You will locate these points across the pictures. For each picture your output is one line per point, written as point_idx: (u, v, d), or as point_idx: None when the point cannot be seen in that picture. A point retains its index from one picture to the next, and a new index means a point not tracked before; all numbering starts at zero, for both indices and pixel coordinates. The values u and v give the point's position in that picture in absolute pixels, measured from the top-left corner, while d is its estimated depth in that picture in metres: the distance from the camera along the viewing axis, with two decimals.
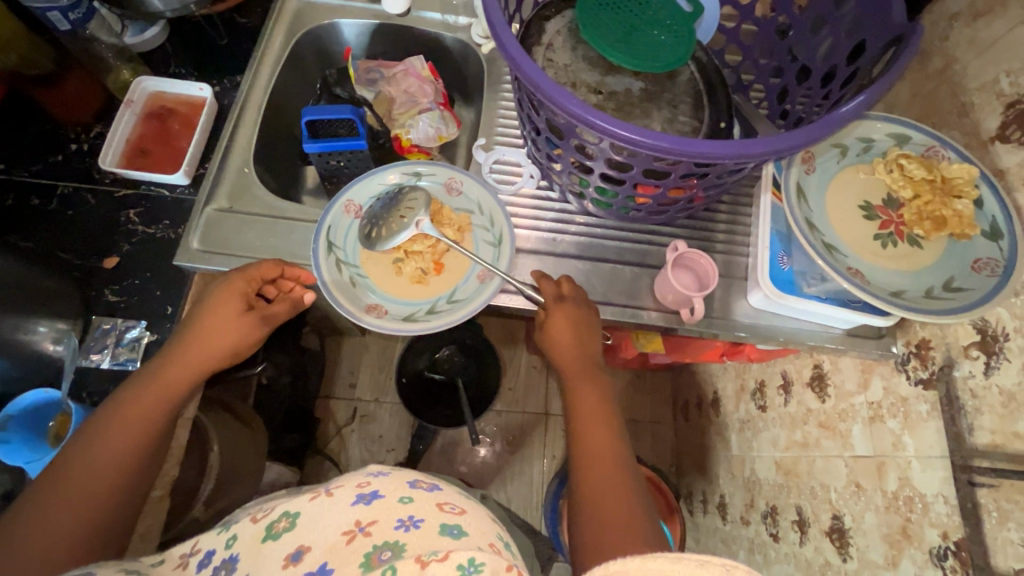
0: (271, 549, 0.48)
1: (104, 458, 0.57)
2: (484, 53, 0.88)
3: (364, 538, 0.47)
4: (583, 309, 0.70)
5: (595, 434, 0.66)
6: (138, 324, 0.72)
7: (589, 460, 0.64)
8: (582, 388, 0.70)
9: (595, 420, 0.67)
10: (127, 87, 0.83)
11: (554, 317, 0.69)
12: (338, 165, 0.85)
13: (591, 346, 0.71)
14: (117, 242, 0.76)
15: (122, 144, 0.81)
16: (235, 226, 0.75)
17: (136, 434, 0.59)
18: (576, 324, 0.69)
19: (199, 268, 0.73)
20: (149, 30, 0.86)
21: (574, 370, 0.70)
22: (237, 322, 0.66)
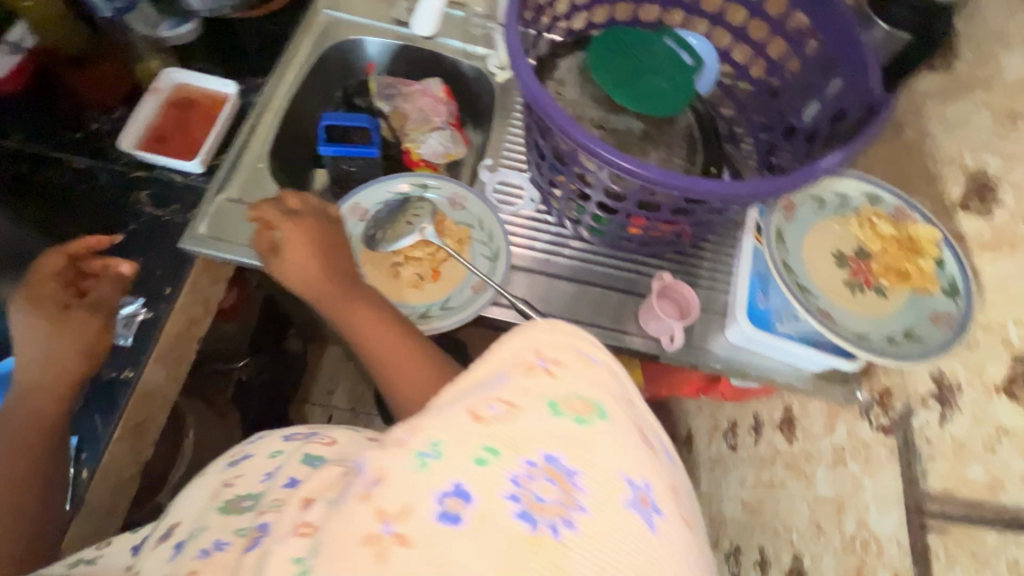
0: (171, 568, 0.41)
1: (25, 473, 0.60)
2: (498, 81, 0.94)
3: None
4: (301, 248, 0.69)
5: (394, 352, 0.63)
6: (135, 301, 0.73)
7: (396, 372, 0.62)
8: (364, 318, 0.66)
9: (382, 339, 0.65)
10: (154, 76, 0.86)
11: (291, 243, 0.69)
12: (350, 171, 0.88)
13: (337, 266, 0.70)
14: (124, 221, 0.77)
15: (143, 128, 0.83)
16: (243, 217, 0.80)
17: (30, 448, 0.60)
18: (311, 242, 0.70)
19: (204, 252, 0.77)
20: (183, 26, 0.88)
21: (333, 294, 0.68)
22: (64, 325, 0.65)
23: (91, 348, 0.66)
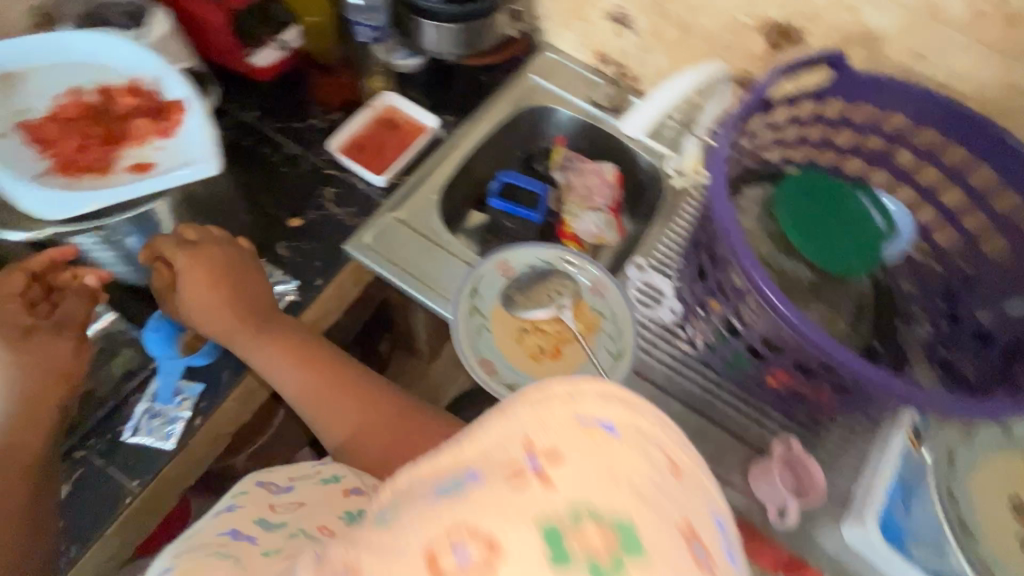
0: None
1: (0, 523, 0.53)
2: (672, 184, 0.95)
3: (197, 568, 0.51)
4: (212, 290, 0.68)
5: (349, 400, 0.68)
6: (291, 282, 0.80)
7: (355, 414, 0.67)
8: (315, 368, 0.69)
9: (330, 388, 0.68)
10: (374, 95, 0.97)
11: (188, 269, 0.68)
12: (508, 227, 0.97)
13: (257, 304, 0.71)
14: (306, 209, 0.86)
15: (350, 133, 0.93)
16: (403, 239, 0.85)
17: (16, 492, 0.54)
18: (212, 262, 0.69)
19: (361, 259, 0.83)
20: (412, 58, 0.98)
21: (234, 326, 0.68)
22: (17, 355, 0.58)
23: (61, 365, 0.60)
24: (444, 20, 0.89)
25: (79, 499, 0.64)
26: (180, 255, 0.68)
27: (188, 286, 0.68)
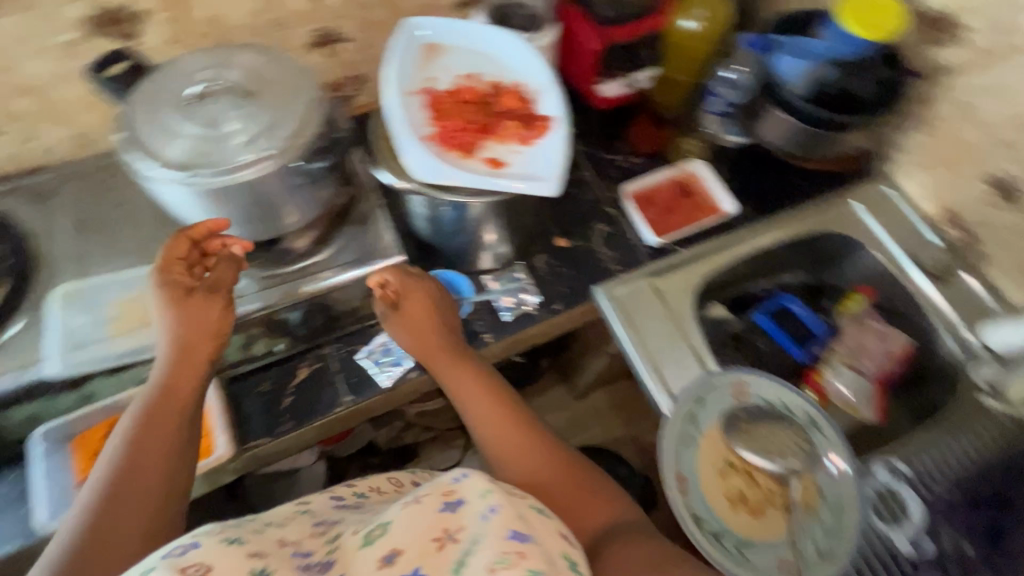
0: (365, 556, 0.52)
1: (145, 474, 0.56)
2: (978, 400, 0.77)
3: (456, 545, 0.51)
4: (427, 320, 0.74)
5: (523, 446, 0.67)
6: (534, 296, 0.83)
7: (529, 461, 0.66)
8: (493, 408, 0.70)
9: (505, 429, 0.68)
10: (683, 156, 0.95)
11: (409, 296, 0.73)
12: (759, 347, 0.90)
13: (452, 338, 0.75)
14: (575, 235, 0.89)
15: (646, 185, 0.93)
16: (650, 307, 0.82)
17: (154, 445, 0.57)
18: (427, 302, 0.74)
19: (604, 306, 0.81)
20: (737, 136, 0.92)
21: (439, 361, 0.73)
22: (180, 309, 0.64)
23: (215, 332, 0.65)
24: (801, 121, 0.82)
25: (311, 390, 0.76)
26: (393, 271, 0.73)
27: (400, 318, 0.74)
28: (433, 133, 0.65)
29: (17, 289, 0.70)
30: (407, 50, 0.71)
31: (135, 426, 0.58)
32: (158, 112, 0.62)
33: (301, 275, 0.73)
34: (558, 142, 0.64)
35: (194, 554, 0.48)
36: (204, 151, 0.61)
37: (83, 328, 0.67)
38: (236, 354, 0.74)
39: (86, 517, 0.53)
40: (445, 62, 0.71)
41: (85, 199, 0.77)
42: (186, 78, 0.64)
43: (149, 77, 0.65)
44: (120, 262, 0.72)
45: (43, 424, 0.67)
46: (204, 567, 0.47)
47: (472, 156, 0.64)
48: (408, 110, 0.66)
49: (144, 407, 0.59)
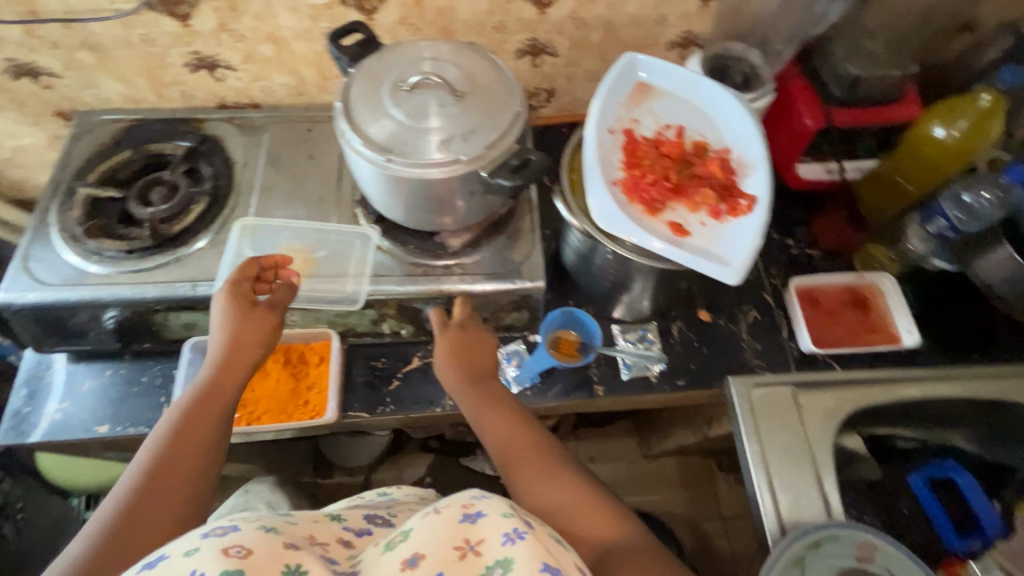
0: (386, 560, 0.48)
1: (174, 479, 0.52)
2: None
3: (477, 559, 0.46)
4: (469, 341, 0.70)
5: (551, 474, 0.59)
6: (660, 362, 0.78)
7: (558, 489, 0.58)
8: (520, 437, 0.63)
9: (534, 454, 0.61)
10: (870, 266, 0.85)
11: (451, 334, 0.70)
12: (902, 512, 0.78)
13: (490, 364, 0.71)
14: (721, 313, 0.83)
15: (819, 283, 0.83)
16: (785, 420, 0.73)
17: (191, 447, 0.55)
18: (472, 342, 0.70)
19: (733, 400, 0.74)
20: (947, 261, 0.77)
21: (469, 398, 0.67)
22: (239, 316, 0.63)
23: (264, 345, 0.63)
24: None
25: (420, 382, 0.77)
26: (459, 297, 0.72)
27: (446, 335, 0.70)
28: (622, 180, 0.61)
29: (210, 208, 0.76)
30: (621, 84, 0.68)
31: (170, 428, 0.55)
32: (377, 90, 0.65)
33: (445, 273, 0.74)
34: (754, 226, 0.58)
35: (231, 535, 0.43)
36: (406, 140, 0.62)
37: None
38: (363, 326, 0.76)
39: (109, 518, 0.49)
40: (655, 106, 0.68)
41: (285, 143, 0.84)
42: (411, 65, 0.66)
43: (378, 54, 0.68)
44: (298, 211, 0.78)
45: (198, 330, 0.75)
46: (246, 551, 0.42)
47: (653, 215, 0.60)
48: (605, 148, 0.63)
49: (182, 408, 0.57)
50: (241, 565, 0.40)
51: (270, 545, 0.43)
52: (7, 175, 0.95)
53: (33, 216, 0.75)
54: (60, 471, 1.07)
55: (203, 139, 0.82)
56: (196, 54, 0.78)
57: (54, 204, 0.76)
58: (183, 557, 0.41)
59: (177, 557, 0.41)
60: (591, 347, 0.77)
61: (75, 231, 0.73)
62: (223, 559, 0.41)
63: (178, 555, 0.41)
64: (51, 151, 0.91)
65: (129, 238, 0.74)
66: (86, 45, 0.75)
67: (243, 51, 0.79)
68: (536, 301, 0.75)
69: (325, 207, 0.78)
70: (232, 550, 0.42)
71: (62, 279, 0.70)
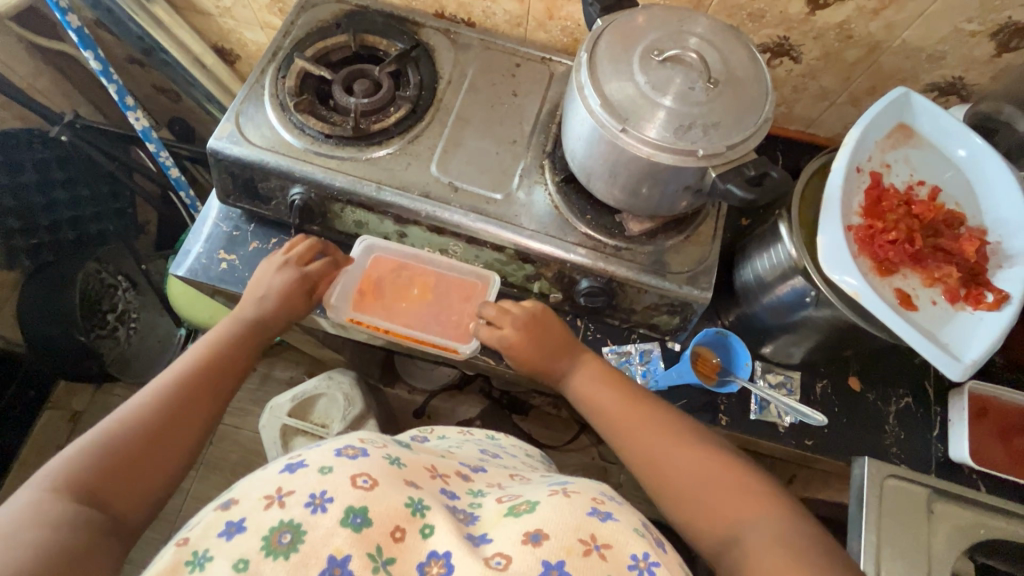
0: (507, 526, 0.41)
1: (184, 416, 0.51)
2: None
3: (598, 564, 0.38)
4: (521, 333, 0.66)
5: (626, 424, 0.57)
6: (795, 415, 0.74)
7: (634, 437, 0.56)
8: (593, 394, 0.62)
9: (612, 407, 0.59)
10: None
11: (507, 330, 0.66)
12: None
13: (567, 341, 0.67)
14: (872, 388, 0.77)
15: (996, 396, 0.75)
16: (912, 521, 0.68)
17: (206, 389, 0.54)
18: (536, 338, 0.65)
19: (862, 482, 0.69)
20: None
21: (556, 367, 0.65)
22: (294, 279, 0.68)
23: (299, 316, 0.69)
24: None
25: None
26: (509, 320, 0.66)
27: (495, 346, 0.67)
28: (859, 227, 0.56)
29: (409, 116, 0.77)
30: (884, 121, 0.61)
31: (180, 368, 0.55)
32: (628, 53, 0.61)
33: (614, 255, 0.71)
34: (998, 326, 0.52)
35: (361, 461, 0.43)
36: (647, 113, 0.58)
37: (422, 178, 0.73)
38: (516, 278, 0.76)
39: (104, 439, 0.46)
40: (912, 156, 0.61)
41: (490, 71, 0.82)
42: (669, 37, 0.62)
43: (634, 14, 0.64)
44: (488, 145, 0.77)
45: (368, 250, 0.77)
46: (372, 482, 0.42)
47: (883, 276, 0.55)
48: (848, 186, 0.58)
49: (197, 354, 0.57)
50: (366, 502, 0.40)
51: (393, 479, 0.43)
52: (220, 23, 0.99)
53: (252, 74, 0.78)
54: (185, 304, 1.17)
55: (417, 44, 0.82)
56: None
57: (272, 68, 0.78)
58: (319, 473, 0.41)
59: (313, 471, 0.42)
60: (736, 378, 0.74)
61: (286, 100, 0.75)
62: (351, 489, 0.40)
63: (313, 470, 0.42)
64: (267, 12, 0.94)
65: (331, 121, 0.75)
66: None
67: None
68: (693, 313, 0.72)
69: (514, 149, 0.77)
70: (360, 479, 0.41)
71: (266, 142, 0.73)
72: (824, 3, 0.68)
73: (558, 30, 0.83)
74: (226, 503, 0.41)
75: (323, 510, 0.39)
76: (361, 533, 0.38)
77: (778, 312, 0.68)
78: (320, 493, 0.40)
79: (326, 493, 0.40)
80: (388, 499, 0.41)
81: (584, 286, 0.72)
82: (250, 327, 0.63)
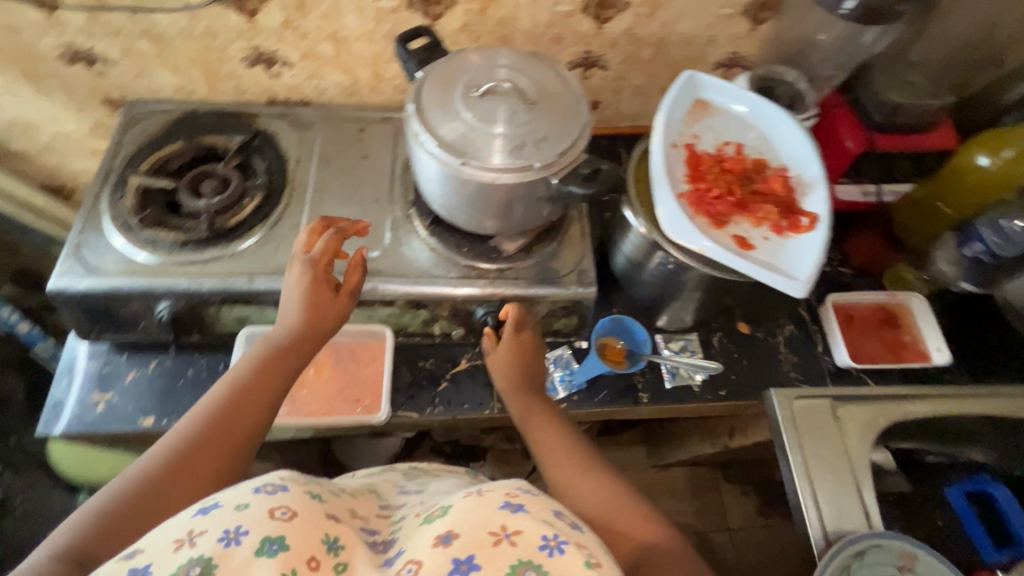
0: (422, 532, 0.42)
1: (190, 483, 0.47)
2: None
3: (508, 551, 0.38)
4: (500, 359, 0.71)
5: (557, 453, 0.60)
6: (702, 372, 0.79)
7: (561, 464, 0.59)
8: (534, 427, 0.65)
9: (549, 440, 0.63)
10: (897, 284, 0.88)
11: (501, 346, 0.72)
12: (938, 520, 0.78)
13: (529, 374, 0.71)
14: (758, 325, 0.85)
15: (852, 301, 0.86)
16: (825, 429, 0.75)
17: (215, 448, 0.49)
18: (522, 360, 0.71)
19: (775, 410, 0.76)
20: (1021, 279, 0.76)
21: (517, 393, 0.70)
22: (309, 288, 0.60)
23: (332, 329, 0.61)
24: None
25: (468, 384, 0.78)
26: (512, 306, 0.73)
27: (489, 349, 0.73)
28: (688, 192, 0.64)
29: (265, 202, 0.77)
30: (682, 100, 0.70)
31: (197, 421, 0.50)
32: (449, 95, 0.66)
33: (498, 277, 0.74)
34: (817, 244, 0.61)
35: (282, 496, 0.41)
36: (480, 143, 0.63)
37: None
38: (415, 326, 0.77)
39: (108, 507, 0.44)
40: (714, 123, 0.70)
41: (336, 140, 0.84)
42: (482, 73, 0.68)
43: (446, 60, 0.69)
44: (352, 210, 0.78)
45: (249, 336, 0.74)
46: (291, 513, 0.40)
47: (719, 228, 0.63)
48: (670, 161, 0.65)
49: (216, 404, 0.52)
50: (284, 531, 0.39)
51: (313, 512, 0.42)
52: (41, 161, 0.94)
53: (86, 202, 0.75)
54: (75, 465, 1.04)
55: (257, 133, 0.83)
56: (255, 49, 0.78)
57: (108, 193, 0.76)
58: (234, 510, 0.39)
59: (228, 509, 0.39)
60: (641, 356, 0.78)
61: (129, 219, 0.73)
62: (269, 521, 0.39)
63: (229, 508, 0.39)
64: (91, 138, 0.90)
65: (183, 227, 0.73)
66: (148, 34, 0.74)
67: (304, 49, 0.79)
68: (586, 308, 0.76)
69: (379, 207, 0.79)
70: (278, 512, 0.40)
71: (116, 266, 0.69)
72: (607, 16, 0.78)
73: (391, 91, 0.88)
74: (130, 554, 0.37)
75: (237, 543, 0.37)
76: (276, 559, 0.37)
77: (655, 286, 0.74)
78: (235, 528, 0.38)
79: (241, 527, 0.38)
80: (307, 527, 0.40)
81: (480, 314, 0.75)
82: (267, 359, 0.56)
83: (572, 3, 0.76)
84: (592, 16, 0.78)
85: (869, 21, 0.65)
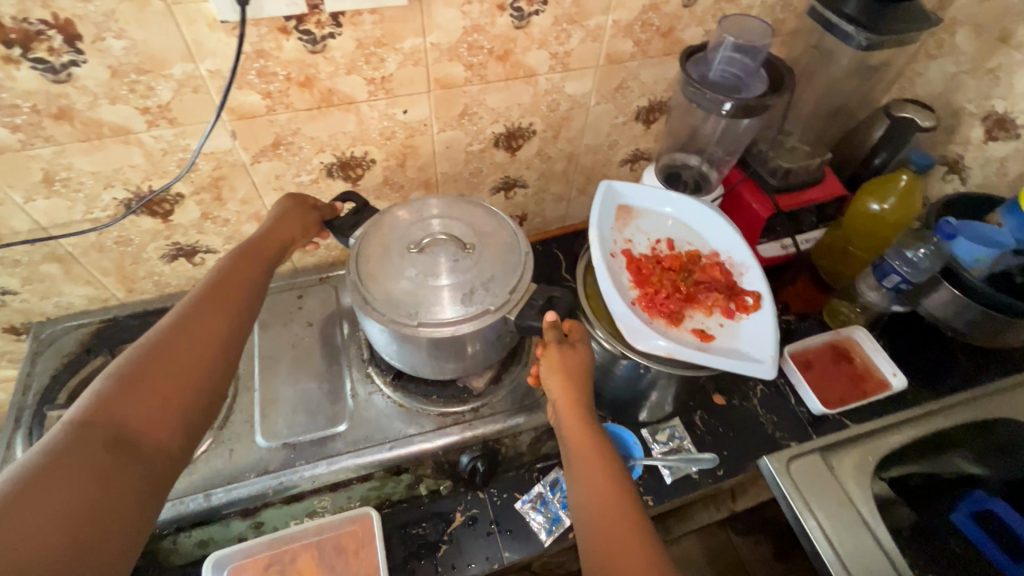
0: None
1: (190, 349, 0.48)
2: None
3: None
4: (566, 352, 0.61)
5: (597, 485, 0.51)
6: (700, 462, 0.75)
7: (608, 530, 0.48)
8: (585, 444, 0.55)
9: (592, 464, 0.53)
10: (837, 318, 0.94)
11: (550, 355, 0.61)
12: (954, 544, 0.78)
13: (591, 394, 0.60)
14: (732, 393, 0.87)
15: (805, 347, 0.90)
16: (827, 483, 0.75)
17: (209, 315, 0.51)
18: (574, 371, 0.60)
19: (776, 477, 0.76)
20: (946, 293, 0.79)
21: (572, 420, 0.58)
22: (282, 209, 0.67)
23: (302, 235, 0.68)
24: (976, 301, 0.76)
25: (469, 541, 0.72)
26: (548, 320, 0.62)
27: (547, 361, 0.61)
28: (640, 297, 0.66)
29: None
30: (607, 209, 0.74)
31: (184, 309, 0.51)
32: (387, 256, 0.66)
33: (475, 417, 0.71)
34: (768, 320, 0.64)
35: None
36: (430, 298, 0.62)
37: (253, 457, 0.67)
38: (399, 493, 0.73)
39: (115, 383, 0.44)
40: (641, 223, 0.74)
41: (275, 315, 0.81)
42: (413, 228, 0.68)
43: (376, 220, 0.69)
44: (308, 385, 0.74)
45: (222, 559, 0.66)
46: None
47: (677, 324, 0.65)
48: (614, 271, 0.68)
49: (196, 293, 0.53)
50: None
51: None
52: None
53: None
54: None
55: None
56: (174, 245, 0.75)
57: (22, 435, 0.67)
58: None
59: None
60: (636, 459, 0.76)
61: None
62: None
63: None
64: None
65: None
66: (53, 257, 0.70)
67: (226, 234, 0.77)
68: None
69: (336, 374, 0.75)
70: None
71: None
72: (517, 145, 0.83)
73: (324, 250, 0.87)
74: None
75: None
76: None
77: (632, 389, 0.75)
78: None
79: None
80: None
81: (466, 461, 0.70)
82: (238, 260, 0.59)
83: (484, 141, 0.80)
84: (504, 148, 0.83)
85: (747, 114, 0.73)
